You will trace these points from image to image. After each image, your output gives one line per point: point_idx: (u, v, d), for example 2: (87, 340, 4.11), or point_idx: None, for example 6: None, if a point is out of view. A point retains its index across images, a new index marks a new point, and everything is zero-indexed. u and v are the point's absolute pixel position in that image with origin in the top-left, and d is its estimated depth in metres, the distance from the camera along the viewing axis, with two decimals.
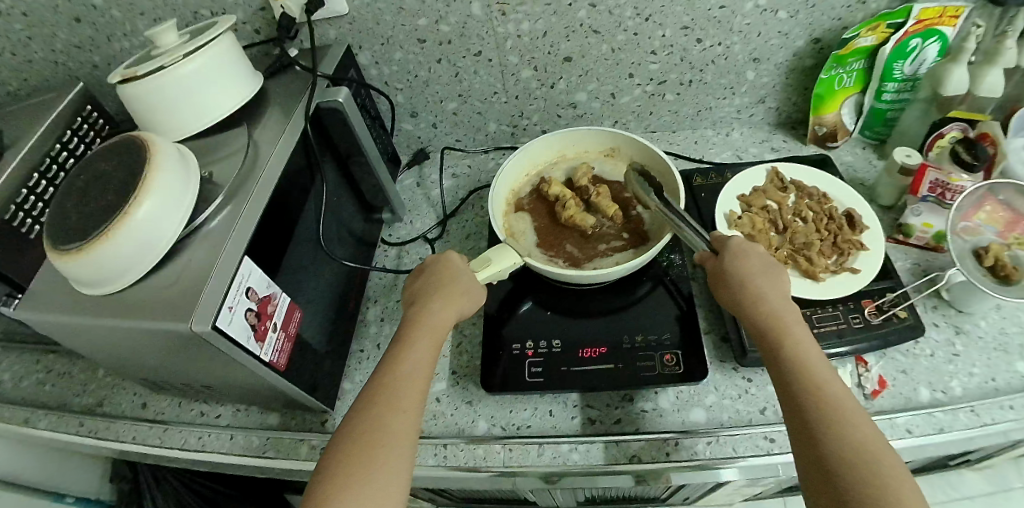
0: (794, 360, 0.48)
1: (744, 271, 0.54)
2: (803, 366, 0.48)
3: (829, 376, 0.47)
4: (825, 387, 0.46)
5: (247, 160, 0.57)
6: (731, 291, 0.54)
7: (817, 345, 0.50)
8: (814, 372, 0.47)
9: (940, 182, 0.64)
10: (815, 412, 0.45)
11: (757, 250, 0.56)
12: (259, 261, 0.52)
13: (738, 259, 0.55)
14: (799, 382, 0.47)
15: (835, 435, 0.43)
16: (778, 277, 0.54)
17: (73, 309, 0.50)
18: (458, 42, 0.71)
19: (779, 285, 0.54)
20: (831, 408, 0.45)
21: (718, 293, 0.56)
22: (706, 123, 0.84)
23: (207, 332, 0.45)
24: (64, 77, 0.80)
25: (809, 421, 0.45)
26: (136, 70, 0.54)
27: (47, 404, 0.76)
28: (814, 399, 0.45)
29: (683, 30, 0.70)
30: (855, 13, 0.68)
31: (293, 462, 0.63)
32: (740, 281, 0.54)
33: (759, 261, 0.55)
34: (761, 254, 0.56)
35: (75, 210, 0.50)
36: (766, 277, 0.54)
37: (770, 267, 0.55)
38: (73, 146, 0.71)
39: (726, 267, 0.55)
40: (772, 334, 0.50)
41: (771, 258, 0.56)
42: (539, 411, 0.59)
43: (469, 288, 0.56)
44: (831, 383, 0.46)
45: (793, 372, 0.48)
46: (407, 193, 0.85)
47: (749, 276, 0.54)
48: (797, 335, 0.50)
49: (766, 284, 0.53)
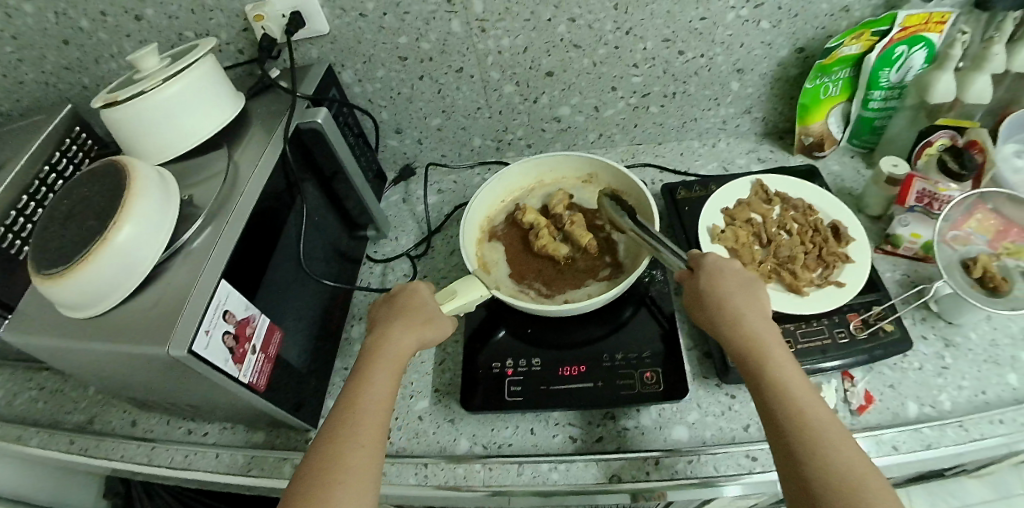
0: (774, 383, 0.48)
1: (720, 292, 0.54)
2: (781, 386, 0.48)
3: (810, 397, 0.47)
4: (807, 409, 0.46)
5: (227, 182, 0.58)
6: (706, 311, 0.54)
7: (796, 364, 0.50)
8: (793, 393, 0.47)
9: (927, 192, 0.64)
10: (798, 436, 0.44)
11: (732, 266, 0.56)
12: (238, 284, 0.53)
13: (714, 280, 0.55)
14: (779, 404, 0.47)
15: (819, 460, 0.43)
16: (756, 295, 0.54)
17: (56, 332, 0.51)
18: (440, 58, 0.71)
19: (757, 304, 0.54)
20: (813, 432, 0.44)
21: (696, 315, 0.56)
22: (691, 135, 0.83)
23: (183, 357, 0.45)
24: (55, 98, 0.82)
25: (792, 445, 0.44)
26: (118, 96, 0.56)
27: (39, 422, 0.76)
28: (796, 424, 0.45)
29: (665, 42, 0.69)
30: (839, 21, 0.68)
31: (277, 481, 0.63)
32: (716, 301, 0.54)
33: (734, 279, 0.55)
34: (738, 271, 0.56)
35: (57, 235, 0.51)
36: (743, 296, 0.54)
37: (748, 284, 0.55)
38: (62, 167, 0.72)
39: (701, 286, 0.55)
40: (751, 356, 0.50)
41: (749, 274, 0.56)
42: (520, 429, 0.59)
43: (431, 317, 0.57)
44: (813, 405, 0.46)
45: (774, 396, 0.47)
46: (393, 209, 0.85)
47: (727, 296, 0.54)
48: (775, 355, 0.50)
49: (743, 304, 0.53)
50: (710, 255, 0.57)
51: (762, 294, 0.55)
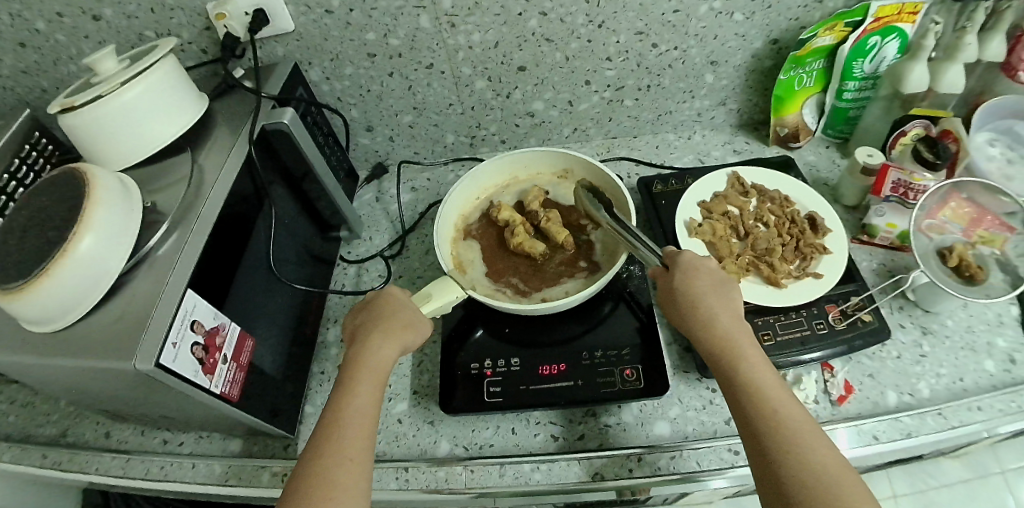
0: (747, 385, 0.48)
1: (693, 293, 0.54)
2: (755, 387, 0.48)
3: (783, 397, 0.47)
4: (780, 409, 0.46)
5: (192, 187, 0.56)
6: (681, 313, 0.54)
7: (769, 364, 0.50)
8: (766, 393, 0.47)
9: (903, 182, 0.64)
10: (772, 437, 0.45)
11: (708, 266, 0.56)
12: (205, 293, 0.51)
13: (688, 281, 0.54)
14: (753, 405, 0.47)
15: (792, 460, 0.43)
16: (729, 296, 0.54)
17: (18, 348, 0.49)
18: (409, 55, 0.70)
19: (730, 304, 0.54)
20: (787, 432, 0.45)
21: (671, 317, 0.56)
22: (666, 127, 0.83)
23: (150, 371, 0.44)
24: (13, 102, 0.79)
25: (766, 446, 0.45)
26: (74, 101, 0.53)
27: (9, 437, 0.74)
28: (769, 424, 0.45)
29: (638, 35, 0.69)
30: (811, 12, 0.68)
31: (255, 489, 0.62)
32: (690, 303, 0.54)
33: (709, 280, 0.55)
34: (711, 271, 0.56)
35: (14, 248, 0.49)
36: (716, 297, 0.54)
37: (722, 285, 0.55)
38: (23, 174, 0.69)
39: (675, 288, 0.55)
40: (725, 357, 0.50)
41: (723, 274, 0.56)
42: (501, 430, 0.59)
43: (411, 321, 0.56)
44: (785, 404, 0.46)
45: (747, 397, 0.47)
46: (366, 208, 0.83)
47: (700, 298, 0.54)
48: (748, 357, 0.50)
49: (716, 305, 0.53)
50: (684, 255, 0.56)
51: (735, 294, 0.55)
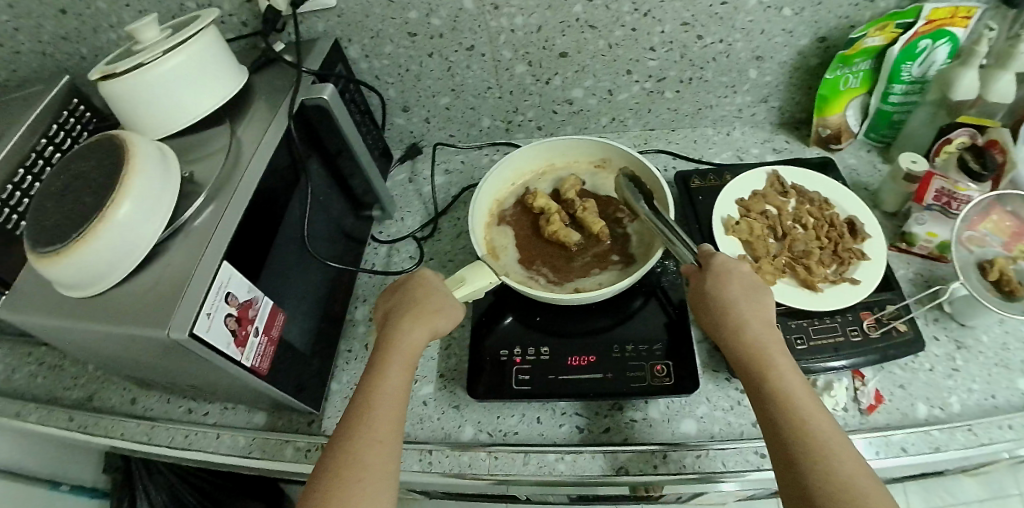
0: (776, 392, 0.47)
1: (722, 298, 0.53)
2: (784, 395, 0.47)
3: (813, 406, 0.46)
4: (810, 419, 0.45)
5: (230, 158, 0.56)
6: (711, 315, 0.53)
7: (799, 372, 0.49)
8: (796, 401, 0.46)
9: (945, 191, 0.62)
10: (800, 446, 0.44)
11: (740, 269, 0.55)
12: (240, 265, 0.51)
13: (718, 285, 0.53)
14: (781, 413, 0.46)
15: (820, 472, 0.42)
16: (761, 301, 0.53)
17: (54, 311, 0.50)
18: (450, 36, 0.69)
19: (761, 309, 0.52)
20: (815, 443, 0.43)
21: (700, 319, 0.55)
22: (705, 122, 0.82)
23: (184, 340, 0.44)
24: (52, 69, 0.80)
25: (795, 456, 0.43)
26: (116, 67, 0.53)
27: (37, 398, 0.75)
28: (798, 434, 0.44)
29: (683, 26, 0.67)
30: (863, 11, 0.66)
31: (279, 463, 0.62)
32: (720, 306, 0.53)
33: (741, 284, 0.54)
34: (744, 274, 0.54)
35: (53, 212, 0.49)
36: (747, 301, 0.53)
37: (754, 289, 0.54)
38: (60, 140, 0.69)
39: (707, 289, 0.54)
40: (754, 363, 0.49)
41: (756, 278, 0.55)
42: (526, 418, 0.59)
43: (443, 305, 0.55)
44: (815, 413, 0.45)
45: (775, 405, 0.46)
46: (398, 189, 0.83)
47: (731, 301, 0.52)
48: (778, 364, 0.49)
49: (747, 309, 0.52)
50: (718, 256, 0.55)
51: (768, 299, 0.54)
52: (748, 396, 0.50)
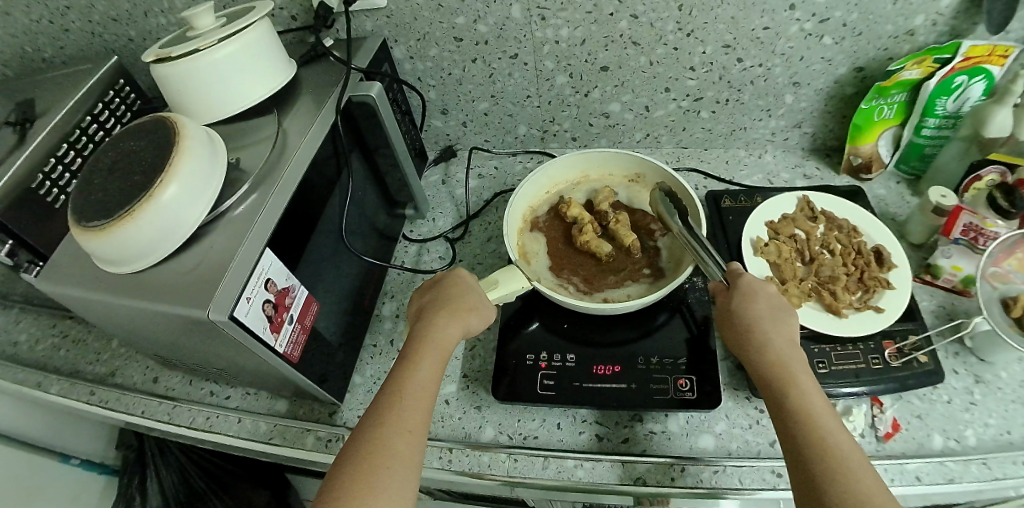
0: (798, 411, 0.47)
1: (747, 315, 0.54)
2: (806, 414, 0.47)
3: (834, 427, 0.46)
4: (831, 439, 0.45)
5: (275, 149, 0.57)
6: (736, 333, 0.54)
7: (821, 393, 0.49)
8: (817, 420, 0.46)
9: (973, 226, 0.62)
10: (821, 467, 0.44)
11: (768, 289, 0.55)
12: (281, 254, 0.53)
13: (744, 303, 0.54)
14: (802, 431, 0.46)
15: (842, 494, 0.42)
16: (786, 318, 0.53)
17: (94, 285, 0.51)
18: (495, 43, 0.71)
19: (786, 327, 0.53)
20: (837, 464, 0.44)
21: (725, 335, 0.56)
22: (738, 144, 0.82)
23: (223, 322, 0.45)
24: (99, 49, 0.82)
25: (816, 475, 0.44)
26: (170, 51, 0.55)
27: (60, 370, 0.77)
28: (817, 452, 0.45)
29: (724, 48, 0.68)
30: (902, 44, 0.66)
31: (299, 451, 0.63)
32: (746, 324, 0.53)
33: (768, 303, 0.54)
34: (769, 293, 0.55)
35: (101, 188, 0.50)
36: (771, 320, 0.53)
37: (780, 309, 0.54)
38: (104, 119, 0.71)
39: (733, 307, 0.55)
40: (777, 382, 0.50)
41: (783, 299, 0.55)
42: (547, 423, 0.59)
43: (476, 305, 0.57)
44: (837, 434, 0.46)
45: (795, 423, 0.47)
46: (431, 189, 0.85)
47: (756, 320, 0.53)
48: (802, 383, 0.49)
49: (772, 328, 0.53)
50: (744, 277, 0.55)
51: (793, 318, 0.54)
52: (769, 413, 0.50)
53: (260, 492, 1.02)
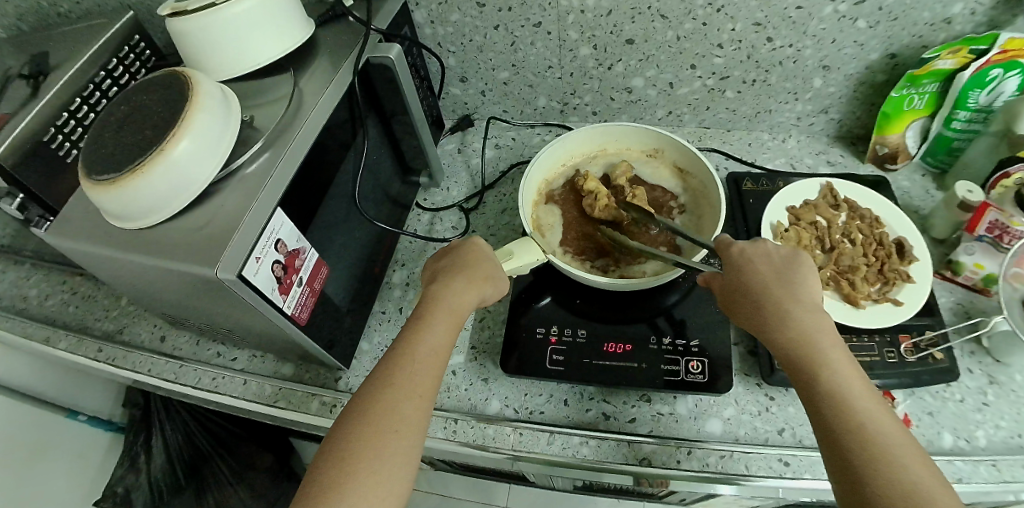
0: (826, 383, 0.45)
1: (757, 286, 0.51)
2: (833, 388, 0.45)
3: (861, 397, 0.44)
4: (858, 411, 0.43)
5: (290, 108, 0.56)
6: (748, 306, 0.51)
7: (847, 356, 0.47)
8: (845, 394, 0.44)
9: (999, 224, 0.60)
10: (851, 440, 0.42)
11: (765, 255, 0.53)
12: (292, 215, 0.52)
13: (751, 275, 0.52)
14: (828, 404, 0.44)
15: (878, 469, 0.40)
16: (801, 283, 0.51)
17: (103, 240, 0.50)
18: (518, 10, 0.69)
19: (806, 293, 0.50)
20: (866, 435, 0.42)
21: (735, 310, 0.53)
22: (762, 126, 0.81)
23: (232, 281, 0.45)
24: (116, 4, 0.81)
25: (845, 449, 0.42)
26: (186, 6, 0.54)
27: (69, 325, 0.77)
28: (845, 427, 0.42)
29: (755, 26, 0.66)
30: (938, 32, 0.64)
31: (303, 415, 0.63)
32: (764, 296, 0.50)
33: (771, 269, 0.52)
34: (773, 257, 0.53)
35: (112, 141, 0.49)
36: (783, 284, 0.51)
37: (790, 274, 0.51)
38: (119, 75, 0.70)
39: (740, 282, 0.52)
40: (799, 356, 0.47)
41: (791, 261, 0.53)
42: (553, 399, 0.59)
43: (490, 274, 0.56)
44: (864, 405, 0.43)
45: (824, 396, 0.45)
46: (447, 158, 0.84)
47: (768, 288, 0.50)
48: (825, 353, 0.46)
49: (790, 291, 0.50)
50: (737, 246, 0.54)
51: (811, 282, 0.51)
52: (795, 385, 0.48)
53: (265, 455, 1.03)
